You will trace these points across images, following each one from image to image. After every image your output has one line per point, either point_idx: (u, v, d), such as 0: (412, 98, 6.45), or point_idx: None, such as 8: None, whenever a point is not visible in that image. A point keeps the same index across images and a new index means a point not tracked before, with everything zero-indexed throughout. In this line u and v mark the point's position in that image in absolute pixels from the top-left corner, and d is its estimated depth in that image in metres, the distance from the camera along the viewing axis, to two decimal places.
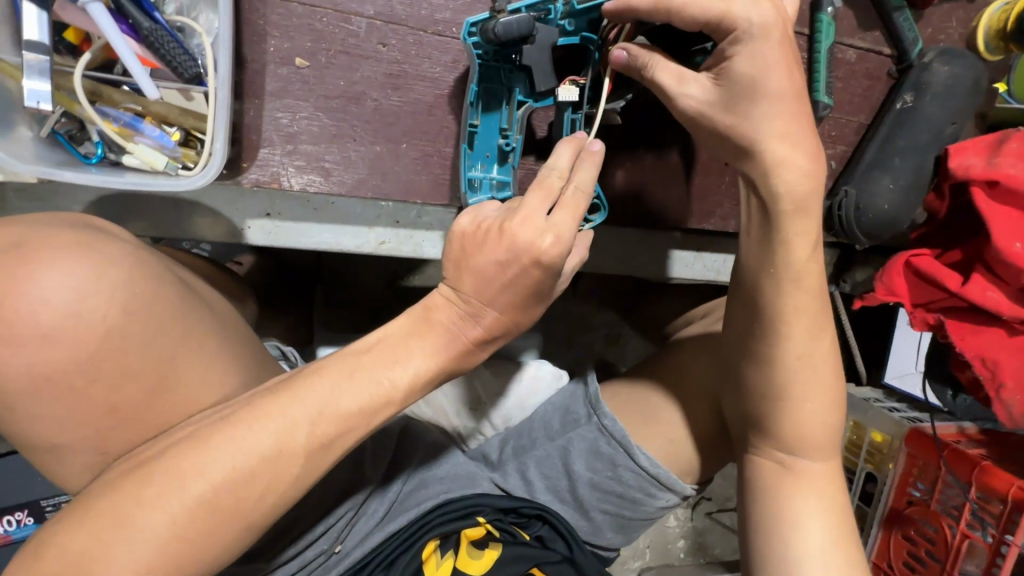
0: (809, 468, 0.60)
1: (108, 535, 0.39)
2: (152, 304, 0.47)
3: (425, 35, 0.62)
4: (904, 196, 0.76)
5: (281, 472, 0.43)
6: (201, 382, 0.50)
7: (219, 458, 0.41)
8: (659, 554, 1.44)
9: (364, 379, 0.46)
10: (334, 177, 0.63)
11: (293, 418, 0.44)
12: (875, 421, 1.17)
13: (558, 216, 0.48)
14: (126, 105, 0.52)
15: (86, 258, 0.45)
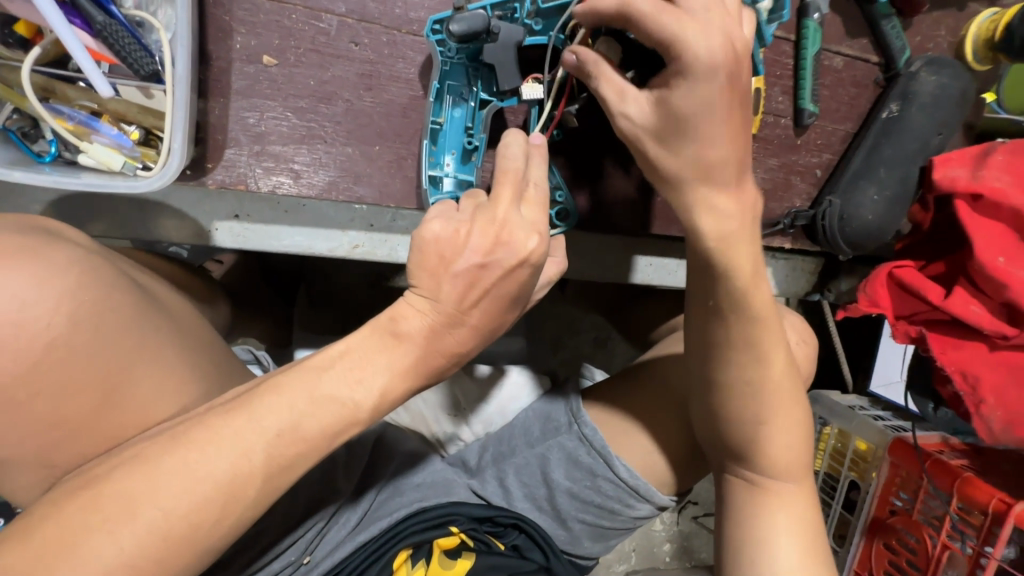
0: (773, 481, 0.59)
1: (49, 565, 0.36)
2: (105, 313, 0.46)
3: (400, 34, 0.60)
4: (888, 207, 0.75)
5: (233, 489, 0.41)
6: (153, 396, 0.49)
7: (169, 488, 0.40)
8: (643, 558, 1.43)
9: (326, 398, 0.44)
10: (304, 179, 0.61)
11: (247, 432, 0.42)
12: (859, 429, 1.17)
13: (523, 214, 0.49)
14: (81, 102, 0.50)
15: (32, 269, 0.43)
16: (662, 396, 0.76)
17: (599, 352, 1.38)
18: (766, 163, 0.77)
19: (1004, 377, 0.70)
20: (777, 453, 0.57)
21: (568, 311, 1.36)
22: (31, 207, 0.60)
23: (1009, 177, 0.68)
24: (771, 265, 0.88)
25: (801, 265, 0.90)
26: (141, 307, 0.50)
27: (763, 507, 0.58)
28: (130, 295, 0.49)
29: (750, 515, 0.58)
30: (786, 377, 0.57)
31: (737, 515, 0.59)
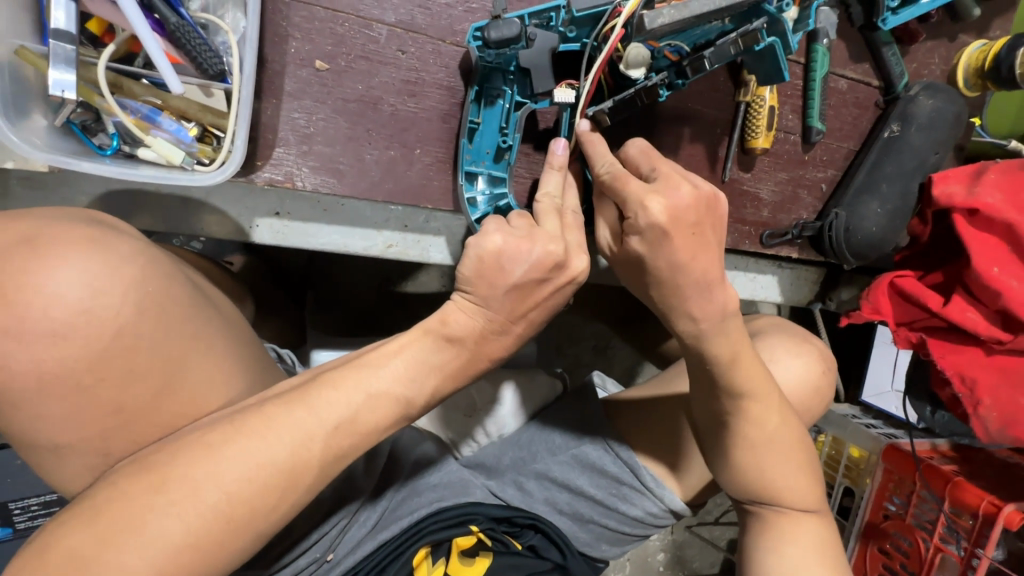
0: (787, 472, 0.63)
1: (122, 543, 0.37)
2: (166, 303, 0.47)
3: (444, 44, 0.64)
4: (889, 221, 0.80)
5: (295, 481, 0.42)
6: (205, 384, 0.50)
7: (236, 471, 0.40)
8: (640, 566, 1.45)
9: (382, 391, 0.45)
10: (347, 179, 0.63)
11: (310, 425, 0.43)
12: (852, 436, 1.22)
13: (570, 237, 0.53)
14: (145, 98, 0.52)
15: (104, 260, 0.44)
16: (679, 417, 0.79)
17: (601, 359, 1.41)
18: (775, 177, 0.82)
19: (998, 380, 0.75)
20: (782, 486, 0.63)
21: (571, 319, 1.38)
22: (76, 199, 0.61)
23: (1001, 195, 0.74)
24: (776, 274, 0.92)
25: (803, 276, 0.94)
26: (196, 299, 0.51)
27: (782, 542, 0.64)
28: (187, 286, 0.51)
29: (773, 550, 0.64)
30: None
31: (759, 547, 0.65)
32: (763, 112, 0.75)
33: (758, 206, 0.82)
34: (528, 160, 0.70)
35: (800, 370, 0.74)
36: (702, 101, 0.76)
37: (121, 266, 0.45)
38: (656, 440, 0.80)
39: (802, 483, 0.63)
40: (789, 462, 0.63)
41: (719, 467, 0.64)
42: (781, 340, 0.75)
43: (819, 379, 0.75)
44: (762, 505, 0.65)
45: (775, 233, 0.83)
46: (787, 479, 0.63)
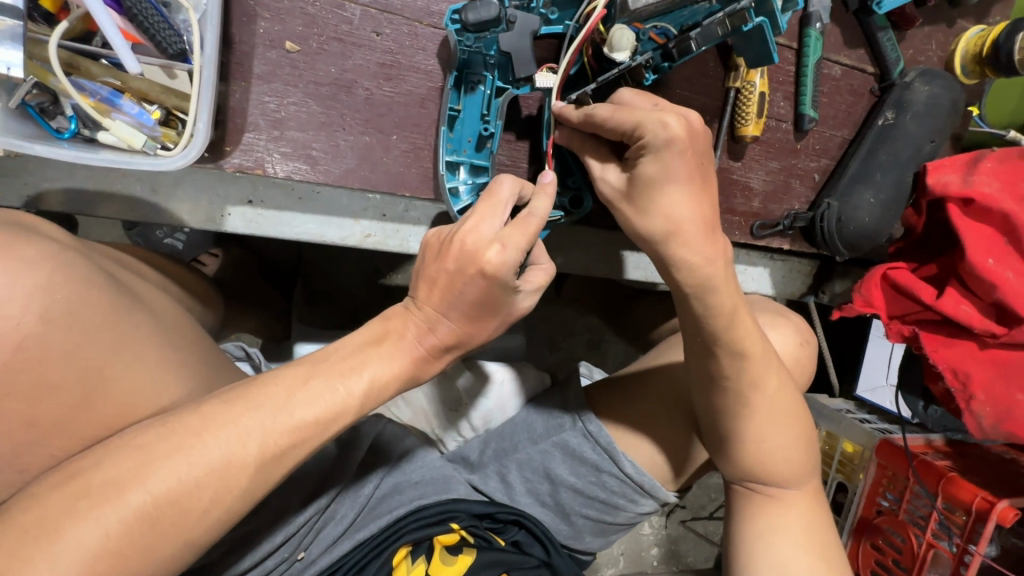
0: (768, 461, 0.63)
1: (30, 550, 0.34)
2: (81, 308, 0.45)
3: (421, 26, 0.61)
4: (883, 211, 0.78)
5: (225, 486, 0.39)
6: (139, 387, 0.47)
7: (157, 473, 0.37)
8: (632, 562, 1.44)
9: (318, 386, 0.43)
10: (321, 166, 0.61)
11: (246, 427, 0.40)
12: (847, 432, 1.20)
13: (508, 231, 0.47)
14: (103, 79, 0.50)
15: (13, 265, 0.42)
16: (664, 391, 0.82)
17: (593, 354, 1.40)
18: (766, 167, 0.80)
19: (992, 374, 0.73)
20: (781, 464, 0.63)
21: (562, 313, 1.37)
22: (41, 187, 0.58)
23: (998, 183, 0.72)
24: (768, 266, 0.91)
25: (796, 267, 0.93)
26: (119, 303, 0.48)
27: (771, 526, 0.64)
28: (107, 288, 0.48)
29: (761, 536, 0.64)
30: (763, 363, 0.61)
31: (748, 529, 0.65)
32: (753, 98, 0.73)
33: (748, 197, 0.80)
34: (510, 147, 0.68)
35: (779, 345, 0.75)
36: (692, 88, 0.74)
37: (32, 275, 0.43)
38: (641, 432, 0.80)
39: (784, 473, 0.64)
40: (765, 454, 0.63)
41: (716, 442, 0.65)
42: (759, 315, 0.78)
43: (800, 349, 0.77)
44: (753, 484, 0.65)
45: (766, 224, 0.81)
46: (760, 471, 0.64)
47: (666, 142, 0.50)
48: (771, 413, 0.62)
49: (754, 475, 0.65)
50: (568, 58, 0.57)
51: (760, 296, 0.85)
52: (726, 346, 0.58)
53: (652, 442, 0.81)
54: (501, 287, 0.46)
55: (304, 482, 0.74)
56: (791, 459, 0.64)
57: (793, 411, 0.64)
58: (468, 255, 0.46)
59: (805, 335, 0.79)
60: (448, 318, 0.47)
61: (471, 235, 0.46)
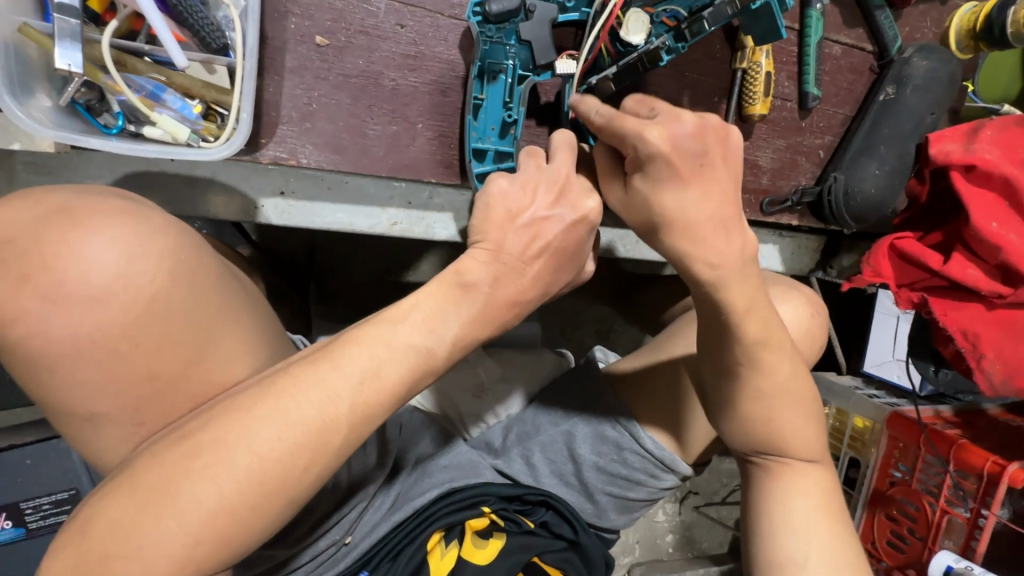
0: (786, 428, 0.66)
1: (159, 506, 0.36)
2: (195, 270, 0.45)
3: (442, 17, 0.64)
4: (889, 181, 0.80)
5: (323, 445, 0.40)
6: (228, 357, 0.47)
7: (258, 436, 0.38)
8: (648, 549, 1.46)
9: (402, 347, 0.43)
10: (351, 155, 0.64)
11: (334, 389, 0.40)
12: (857, 407, 1.22)
13: (575, 201, 0.53)
14: (150, 75, 0.52)
15: (132, 227, 0.43)
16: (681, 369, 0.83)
17: (604, 341, 1.43)
18: (773, 144, 0.83)
19: (1000, 333, 0.76)
20: (792, 441, 0.67)
21: (571, 301, 1.41)
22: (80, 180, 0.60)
23: (998, 150, 0.75)
24: (777, 244, 0.94)
25: (803, 243, 0.96)
26: (220, 271, 0.49)
27: (786, 491, 0.67)
28: (209, 257, 0.49)
29: (776, 500, 0.68)
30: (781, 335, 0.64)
31: (765, 495, 0.69)
32: (760, 78, 0.76)
33: (757, 174, 0.83)
34: (530, 133, 0.71)
35: (794, 316, 0.78)
36: (700, 70, 0.77)
37: (155, 241, 0.43)
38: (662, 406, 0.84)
39: (801, 434, 0.67)
40: (780, 427, 0.66)
41: (726, 417, 0.68)
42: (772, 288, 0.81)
43: (812, 320, 0.80)
44: (767, 455, 0.68)
45: (776, 200, 0.84)
46: (777, 435, 0.67)
47: (653, 156, 0.54)
48: (785, 388, 0.65)
49: (769, 444, 0.67)
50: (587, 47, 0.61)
51: (771, 272, 0.88)
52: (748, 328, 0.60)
53: (672, 415, 0.84)
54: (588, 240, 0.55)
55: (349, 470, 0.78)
56: (803, 428, 0.67)
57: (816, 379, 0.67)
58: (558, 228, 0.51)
59: (816, 306, 0.82)
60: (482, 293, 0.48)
61: (560, 203, 0.53)
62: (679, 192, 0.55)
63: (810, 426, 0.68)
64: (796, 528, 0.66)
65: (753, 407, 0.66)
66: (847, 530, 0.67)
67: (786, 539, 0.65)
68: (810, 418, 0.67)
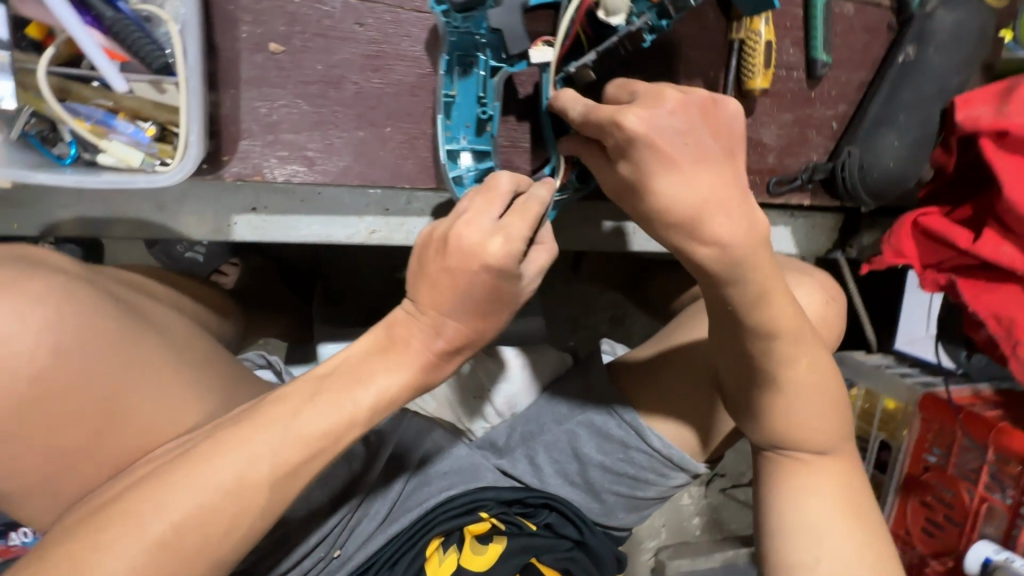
0: (801, 423, 0.62)
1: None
2: (96, 333, 0.50)
3: (403, 11, 0.59)
4: (909, 154, 0.73)
5: (242, 507, 0.39)
6: (150, 407, 0.53)
7: (185, 504, 0.38)
8: (674, 533, 1.44)
9: (327, 397, 0.43)
10: (319, 166, 0.61)
11: (253, 453, 0.40)
12: (884, 387, 1.16)
13: (505, 220, 0.44)
14: (97, 101, 0.51)
15: (17, 300, 0.47)
16: (690, 365, 0.80)
17: (617, 329, 1.39)
18: (779, 119, 0.77)
19: None
20: (807, 436, 0.62)
21: (581, 289, 1.38)
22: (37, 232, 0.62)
23: None
24: (790, 224, 0.87)
25: (819, 222, 0.89)
26: (128, 325, 0.53)
27: (801, 490, 0.63)
28: (113, 312, 0.53)
29: (790, 503, 0.63)
30: (794, 321, 0.58)
31: (780, 496, 0.64)
32: (759, 48, 0.69)
33: (762, 153, 0.77)
34: (508, 128, 0.67)
35: (807, 306, 0.72)
36: (694, 45, 0.71)
37: (36, 309, 0.47)
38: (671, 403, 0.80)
39: (818, 431, 0.62)
40: (792, 425, 0.62)
41: (738, 411, 0.65)
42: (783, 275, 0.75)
43: (826, 310, 0.74)
44: (780, 451, 0.64)
45: (784, 180, 0.78)
46: (784, 437, 0.63)
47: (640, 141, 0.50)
48: (799, 381, 0.60)
49: (776, 443, 0.64)
50: (564, 29, 0.55)
51: (783, 257, 0.82)
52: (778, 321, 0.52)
53: (678, 413, 0.80)
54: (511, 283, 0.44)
55: (328, 482, 0.79)
56: (823, 427, 0.62)
57: (830, 379, 0.62)
58: (470, 253, 0.43)
59: (832, 291, 0.76)
60: (445, 314, 0.45)
61: (473, 233, 0.44)
62: (671, 174, 0.50)
63: (829, 423, 0.62)
64: (811, 532, 0.61)
65: (762, 399, 0.62)
66: (868, 534, 0.62)
67: (798, 546, 0.62)
68: (830, 415, 0.62)
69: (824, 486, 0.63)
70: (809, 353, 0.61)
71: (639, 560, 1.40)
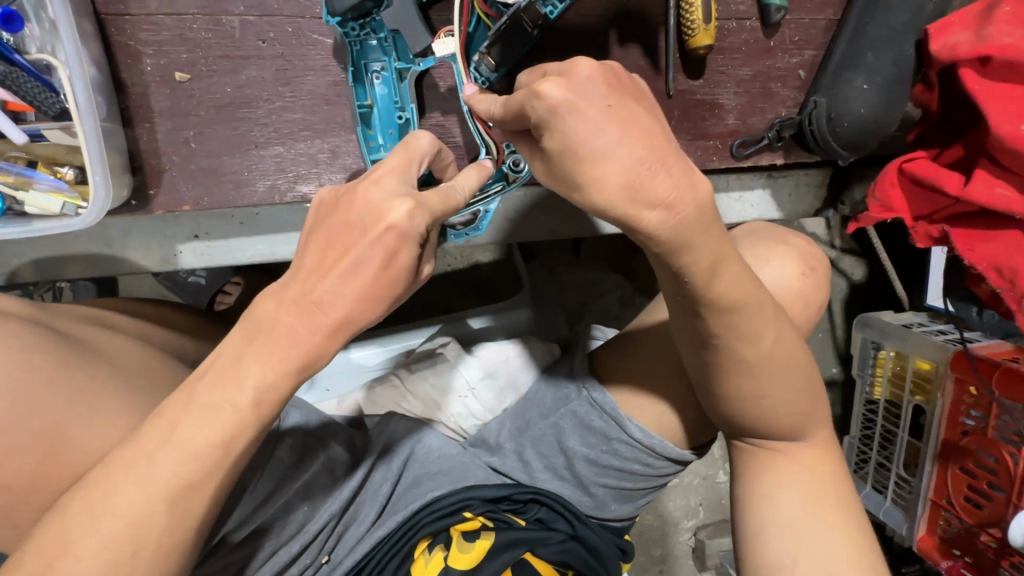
0: (778, 404, 0.56)
1: None
2: (37, 370, 0.48)
3: (304, 21, 0.58)
4: (883, 95, 0.65)
5: (143, 537, 0.41)
6: (103, 433, 0.50)
7: (102, 530, 0.40)
8: (715, 511, 1.34)
9: (202, 408, 0.41)
10: (243, 188, 0.61)
11: (149, 485, 0.41)
12: (914, 348, 1.04)
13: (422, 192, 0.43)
14: (12, 153, 0.52)
15: None
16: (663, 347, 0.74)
17: (628, 311, 1.32)
18: (736, 76, 0.70)
19: None
20: (782, 420, 0.57)
21: (585, 274, 1.32)
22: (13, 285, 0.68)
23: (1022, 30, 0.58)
24: (769, 187, 0.81)
25: (802, 181, 0.82)
26: (78, 358, 0.51)
27: (779, 484, 0.60)
28: (51, 348, 0.50)
29: (769, 498, 0.60)
30: (764, 296, 0.50)
31: (755, 488, 0.61)
32: (696, 1, 0.62)
33: (719, 116, 0.71)
34: (435, 123, 0.65)
35: (779, 276, 0.66)
36: (626, 8, 0.66)
37: None
38: (652, 390, 0.74)
39: (793, 410, 0.57)
40: (762, 411, 0.56)
41: (705, 394, 0.58)
42: (757, 244, 0.69)
43: (803, 279, 0.67)
44: (749, 440, 0.61)
45: (749, 141, 0.72)
46: (754, 424, 0.58)
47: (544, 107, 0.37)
48: (769, 363, 0.53)
49: (744, 432, 0.60)
50: (457, 16, 0.54)
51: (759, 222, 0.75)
52: (710, 302, 0.47)
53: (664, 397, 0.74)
54: (412, 243, 0.41)
55: (310, 492, 0.72)
56: (795, 411, 0.57)
57: (803, 361, 0.56)
58: (372, 212, 0.41)
59: (811, 261, 0.69)
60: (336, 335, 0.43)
61: (372, 187, 0.42)
62: (590, 132, 0.36)
63: (805, 405, 0.58)
64: (791, 530, 0.58)
65: (726, 384, 0.55)
66: (849, 523, 0.58)
67: (771, 536, 0.58)
68: (802, 395, 0.57)
69: (802, 467, 0.60)
70: (783, 335, 0.53)
71: (678, 541, 1.32)
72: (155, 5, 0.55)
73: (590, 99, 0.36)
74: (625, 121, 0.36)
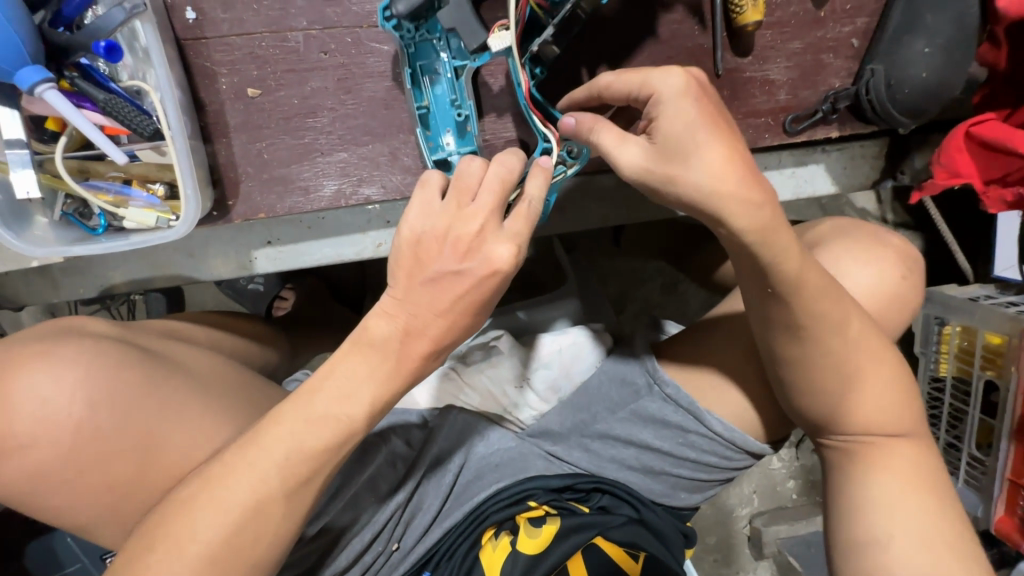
0: (856, 380, 0.55)
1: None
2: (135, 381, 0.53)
3: (362, 30, 0.61)
4: (945, 58, 0.63)
5: (263, 521, 0.46)
6: (203, 434, 0.54)
7: (230, 504, 0.45)
8: (768, 499, 1.29)
9: (318, 417, 0.46)
10: (313, 192, 0.64)
11: (262, 471, 0.45)
12: (986, 321, 0.99)
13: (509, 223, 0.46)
14: (111, 173, 0.57)
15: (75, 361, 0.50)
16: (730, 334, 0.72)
17: (671, 298, 1.31)
18: (786, 50, 0.69)
19: None
20: (855, 400, 0.56)
21: (628, 264, 1.32)
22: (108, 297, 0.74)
23: None
24: (823, 161, 0.79)
25: (856, 152, 0.80)
26: (154, 372, 0.54)
27: (862, 468, 0.57)
28: (138, 364, 0.54)
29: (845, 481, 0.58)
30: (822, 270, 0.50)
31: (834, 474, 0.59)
32: None
33: (771, 91, 0.70)
34: (492, 127, 0.67)
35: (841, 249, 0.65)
36: None
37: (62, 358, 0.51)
38: (721, 375, 0.71)
39: (873, 387, 0.56)
40: (838, 389, 0.55)
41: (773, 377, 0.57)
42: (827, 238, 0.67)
43: (867, 251, 0.66)
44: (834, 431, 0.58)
45: (801, 116, 0.71)
46: (840, 401, 0.56)
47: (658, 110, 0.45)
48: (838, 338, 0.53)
49: (827, 424, 0.58)
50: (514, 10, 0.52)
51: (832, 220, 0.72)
52: None
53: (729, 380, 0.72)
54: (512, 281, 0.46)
55: (374, 485, 0.74)
56: (870, 391, 0.56)
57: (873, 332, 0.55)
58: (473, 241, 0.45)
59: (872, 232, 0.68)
60: (420, 318, 0.46)
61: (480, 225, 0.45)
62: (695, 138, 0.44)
63: (888, 385, 0.56)
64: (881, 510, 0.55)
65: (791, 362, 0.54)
66: (947, 509, 0.55)
67: (861, 523, 0.55)
68: (880, 367, 0.55)
69: (890, 449, 0.57)
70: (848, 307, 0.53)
71: (736, 529, 1.29)
72: (227, 27, 0.59)
73: (697, 108, 0.44)
74: (718, 125, 0.45)
